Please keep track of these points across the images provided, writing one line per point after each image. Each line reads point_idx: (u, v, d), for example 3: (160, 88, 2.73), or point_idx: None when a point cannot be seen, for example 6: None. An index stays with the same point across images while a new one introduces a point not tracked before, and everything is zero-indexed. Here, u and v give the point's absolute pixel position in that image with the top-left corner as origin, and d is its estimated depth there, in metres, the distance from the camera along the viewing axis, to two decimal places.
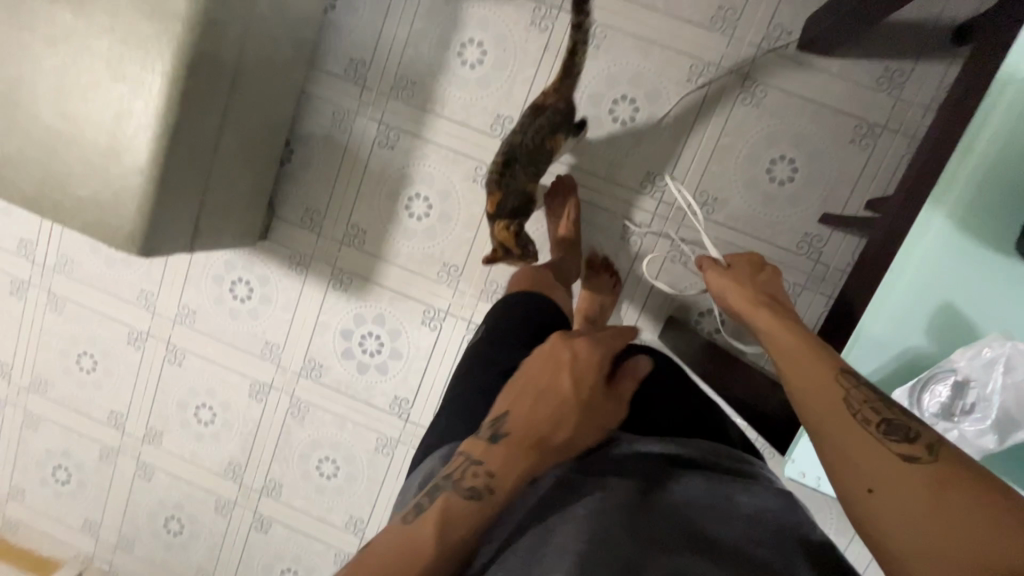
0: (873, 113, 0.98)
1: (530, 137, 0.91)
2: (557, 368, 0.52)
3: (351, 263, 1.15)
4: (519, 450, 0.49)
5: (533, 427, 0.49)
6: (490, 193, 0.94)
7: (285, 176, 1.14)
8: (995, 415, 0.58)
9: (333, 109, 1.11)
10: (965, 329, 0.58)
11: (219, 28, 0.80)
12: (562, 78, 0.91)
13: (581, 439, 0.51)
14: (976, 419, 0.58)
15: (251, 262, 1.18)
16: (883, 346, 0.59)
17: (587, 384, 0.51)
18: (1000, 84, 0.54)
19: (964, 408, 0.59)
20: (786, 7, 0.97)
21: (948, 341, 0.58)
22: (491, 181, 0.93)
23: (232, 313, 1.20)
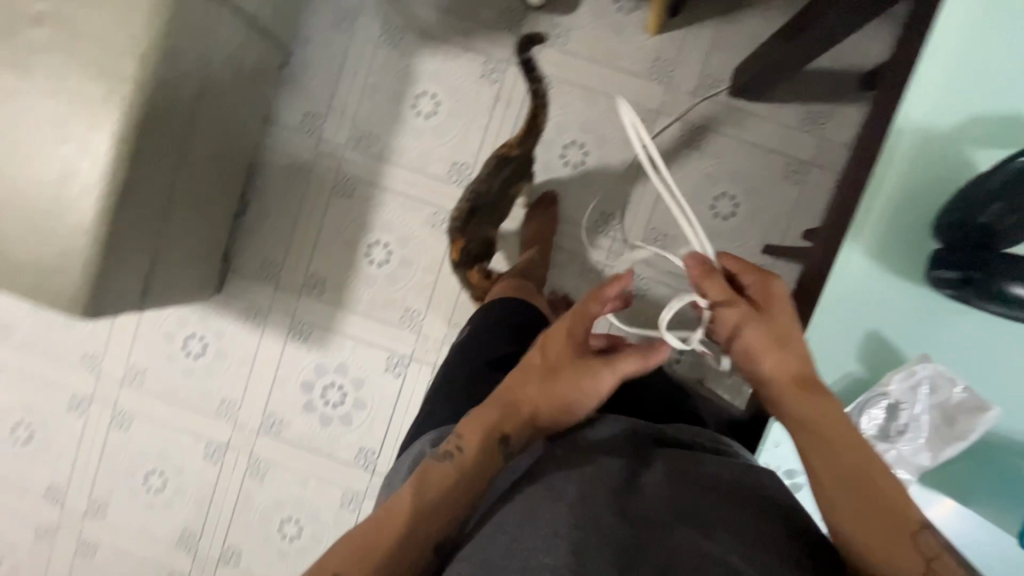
0: (801, 152, 1.06)
1: (497, 186, 0.95)
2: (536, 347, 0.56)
3: (311, 313, 1.13)
4: (490, 415, 0.53)
5: (510, 405, 0.54)
6: (453, 240, 0.97)
7: (240, 228, 1.13)
8: (926, 434, 0.61)
9: (289, 160, 1.11)
10: (894, 348, 0.62)
11: (168, 87, 0.80)
12: (527, 133, 0.94)
13: (551, 405, 0.53)
14: (909, 438, 0.62)
15: (206, 317, 1.14)
16: (825, 366, 0.63)
17: (555, 356, 0.56)
18: (896, 132, 0.59)
19: (898, 428, 0.62)
20: (716, 59, 1.05)
21: (881, 362, 0.62)
22: (454, 228, 0.97)
23: (184, 371, 1.15)
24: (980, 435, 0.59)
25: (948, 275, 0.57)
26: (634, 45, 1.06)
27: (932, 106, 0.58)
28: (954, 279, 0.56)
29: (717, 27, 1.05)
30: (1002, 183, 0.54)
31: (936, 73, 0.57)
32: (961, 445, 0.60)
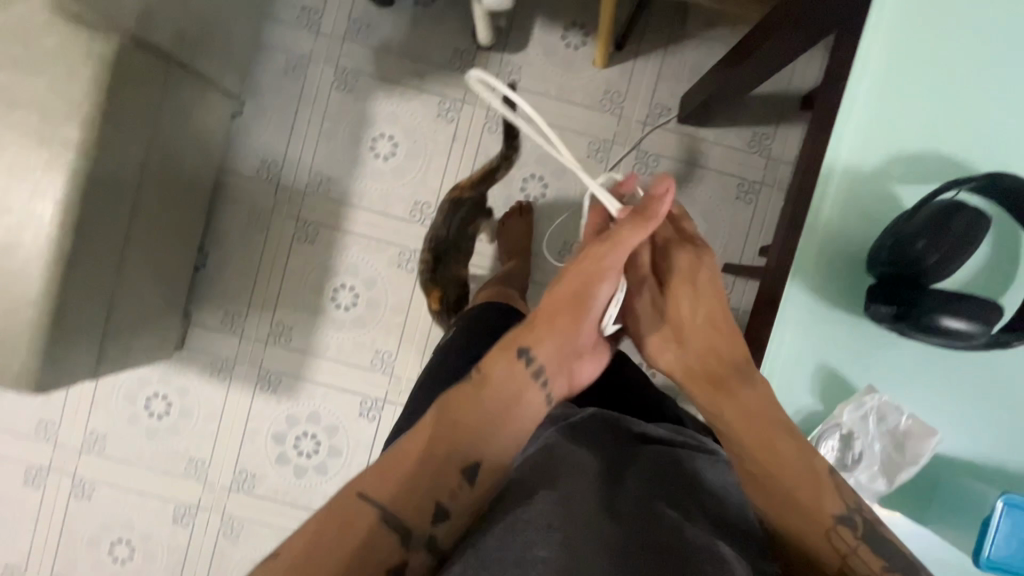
0: (751, 173, 1.10)
1: (453, 230, 0.98)
2: (567, 278, 0.54)
3: (278, 363, 1.11)
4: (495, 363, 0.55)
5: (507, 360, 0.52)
6: (429, 292, 0.98)
7: (200, 280, 1.11)
8: (881, 460, 0.61)
9: (247, 209, 1.10)
10: None
11: (114, 149, 0.78)
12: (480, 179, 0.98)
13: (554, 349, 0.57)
14: (866, 466, 0.62)
15: (168, 374, 1.11)
16: None
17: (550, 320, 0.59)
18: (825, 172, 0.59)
19: (854, 457, 0.62)
20: (663, 88, 1.09)
21: None
22: (426, 281, 0.98)
23: (148, 433, 1.11)
24: (931, 456, 0.59)
25: (885, 309, 0.56)
26: (584, 78, 1.09)
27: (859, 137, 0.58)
28: (891, 313, 0.56)
29: (662, 56, 1.08)
30: (928, 218, 0.55)
31: (859, 109, 0.58)
32: (915, 468, 0.60)
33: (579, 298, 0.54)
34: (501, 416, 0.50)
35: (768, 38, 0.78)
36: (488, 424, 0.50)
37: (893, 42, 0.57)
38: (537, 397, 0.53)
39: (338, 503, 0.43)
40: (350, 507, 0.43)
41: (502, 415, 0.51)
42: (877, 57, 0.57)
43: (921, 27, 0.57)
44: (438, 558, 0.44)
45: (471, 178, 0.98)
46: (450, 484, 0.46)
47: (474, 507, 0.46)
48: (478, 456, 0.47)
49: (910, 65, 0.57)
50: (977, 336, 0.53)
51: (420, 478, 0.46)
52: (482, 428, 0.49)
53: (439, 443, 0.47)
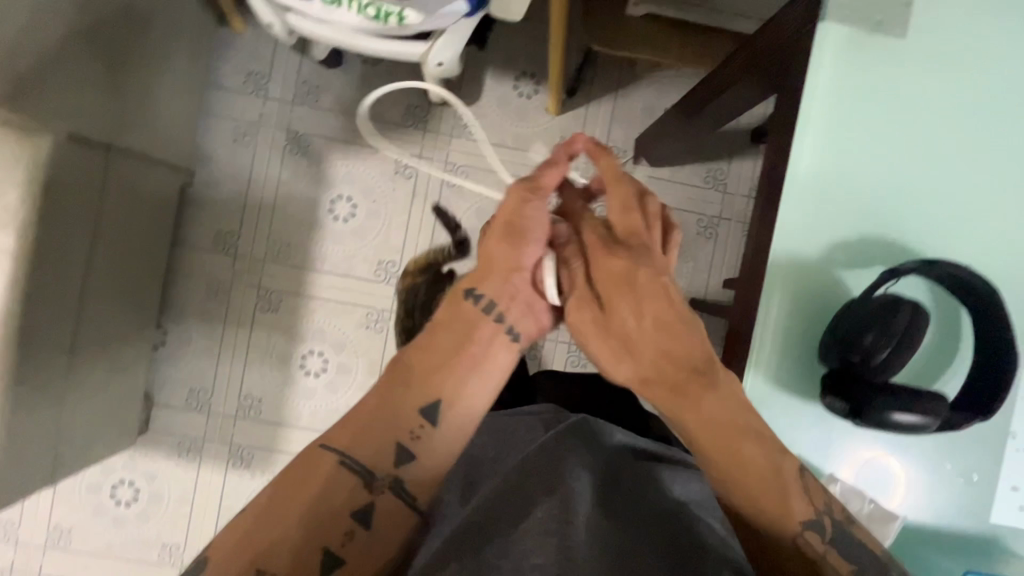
0: (708, 208, 1.12)
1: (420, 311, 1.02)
2: (496, 216, 0.58)
3: (250, 437, 1.07)
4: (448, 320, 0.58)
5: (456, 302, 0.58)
6: None
7: (160, 358, 1.07)
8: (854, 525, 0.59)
9: (205, 282, 1.07)
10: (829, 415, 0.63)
11: (55, 251, 0.75)
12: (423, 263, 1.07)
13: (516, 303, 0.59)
14: None
15: (133, 460, 1.06)
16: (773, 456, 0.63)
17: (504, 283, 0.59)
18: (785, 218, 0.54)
19: None
20: (617, 131, 1.10)
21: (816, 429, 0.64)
22: None
23: (116, 522, 1.06)
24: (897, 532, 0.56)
25: (842, 405, 0.51)
26: (539, 126, 1.09)
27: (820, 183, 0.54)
28: (847, 410, 0.51)
29: (614, 99, 1.10)
30: (878, 305, 0.50)
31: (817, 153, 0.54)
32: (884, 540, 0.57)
33: (514, 232, 0.57)
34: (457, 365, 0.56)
35: (722, 90, 0.78)
36: (440, 369, 0.56)
37: (834, 105, 0.53)
38: (494, 331, 0.58)
39: (305, 459, 0.53)
40: (313, 457, 0.52)
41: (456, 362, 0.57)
42: (817, 122, 0.53)
43: (865, 85, 0.53)
44: (403, 497, 0.54)
45: (417, 263, 1.07)
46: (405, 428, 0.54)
47: (432, 446, 0.55)
48: (431, 399, 0.55)
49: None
50: (930, 426, 0.49)
51: (373, 425, 0.54)
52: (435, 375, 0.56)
53: (389, 398, 0.55)
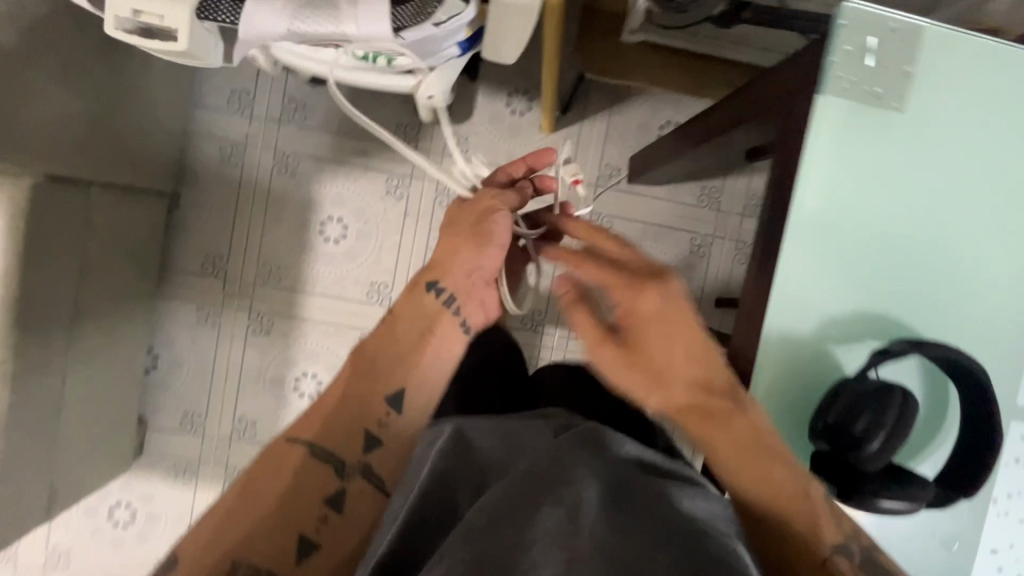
0: (704, 226, 1.12)
1: None
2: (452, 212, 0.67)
3: (246, 459, 1.08)
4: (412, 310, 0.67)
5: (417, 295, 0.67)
6: None
7: (152, 383, 1.06)
8: None
9: (195, 306, 1.05)
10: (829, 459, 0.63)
11: (40, 294, 0.74)
12: None
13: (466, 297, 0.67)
14: None
15: (130, 483, 1.07)
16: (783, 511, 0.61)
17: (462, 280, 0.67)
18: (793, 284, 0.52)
19: None
20: (611, 149, 1.09)
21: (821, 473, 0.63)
22: None
23: (115, 543, 1.07)
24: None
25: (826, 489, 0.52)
26: (532, 145, 1.08)
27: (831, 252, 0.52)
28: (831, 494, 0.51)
29: (609, 117, 1.08)
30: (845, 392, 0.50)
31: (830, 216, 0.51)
32: None
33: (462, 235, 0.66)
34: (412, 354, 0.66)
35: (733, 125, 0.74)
36: (404, 358, 0.65)
37: (839, 169, 0.50)
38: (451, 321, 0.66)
39: (276, 451, 0.59)
40: (282, 449, 0.59)
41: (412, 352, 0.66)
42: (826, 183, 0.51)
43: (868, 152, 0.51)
44: (371, 480, 0.59)
45: None
46: (366, 420, 0.62)
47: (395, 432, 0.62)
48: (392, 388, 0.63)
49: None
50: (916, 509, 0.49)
51: (338, 416, 0.62)
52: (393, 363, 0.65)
53: (352, 389, 0.63)
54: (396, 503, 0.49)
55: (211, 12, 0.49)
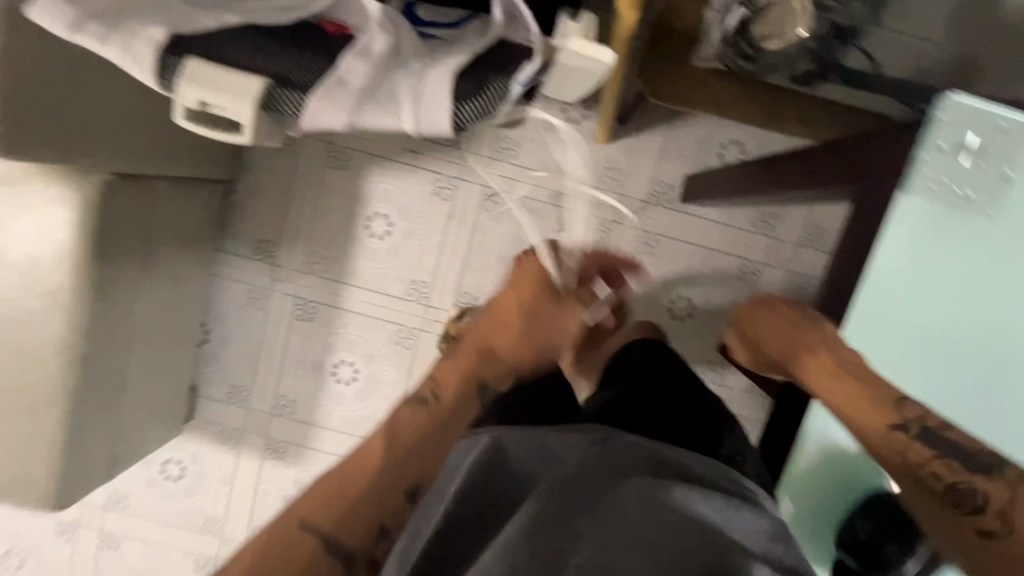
0: (755, 253, 1.07)
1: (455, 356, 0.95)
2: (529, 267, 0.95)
3: (284, 433, 1.15)
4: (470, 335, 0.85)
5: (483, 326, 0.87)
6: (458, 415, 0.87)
7: (204, 354, 1.13)
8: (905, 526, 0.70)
9: (245, 288, 1.10)
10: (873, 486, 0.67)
11: (110, 282, 0.79)
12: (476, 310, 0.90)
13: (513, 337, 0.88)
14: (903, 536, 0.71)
15: (181, 442, 1.16)
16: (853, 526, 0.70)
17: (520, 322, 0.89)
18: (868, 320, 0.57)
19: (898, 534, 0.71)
20: (667, 164, 1.05)
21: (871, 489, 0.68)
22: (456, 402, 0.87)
23: (166, 493, 1.18)
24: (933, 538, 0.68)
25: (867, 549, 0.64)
26: (584, 154, 1.04)
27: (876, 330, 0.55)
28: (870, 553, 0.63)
29: (668, 131, 1.03)
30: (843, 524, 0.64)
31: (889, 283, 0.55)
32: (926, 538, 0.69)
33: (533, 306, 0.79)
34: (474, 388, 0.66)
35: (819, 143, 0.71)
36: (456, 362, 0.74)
37: None
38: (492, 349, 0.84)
39: (284, 533, 0.51)
40: (298, 537, 0.50)
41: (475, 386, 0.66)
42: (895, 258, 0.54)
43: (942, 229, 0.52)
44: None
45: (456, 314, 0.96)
46: (445, 442, 0.59)
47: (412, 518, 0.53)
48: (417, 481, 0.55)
49: (919, 281, 0.53)
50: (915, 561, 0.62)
51: (361, 495, 0.53)
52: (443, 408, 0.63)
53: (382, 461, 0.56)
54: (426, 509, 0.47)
55: (276, 102, 0.48)
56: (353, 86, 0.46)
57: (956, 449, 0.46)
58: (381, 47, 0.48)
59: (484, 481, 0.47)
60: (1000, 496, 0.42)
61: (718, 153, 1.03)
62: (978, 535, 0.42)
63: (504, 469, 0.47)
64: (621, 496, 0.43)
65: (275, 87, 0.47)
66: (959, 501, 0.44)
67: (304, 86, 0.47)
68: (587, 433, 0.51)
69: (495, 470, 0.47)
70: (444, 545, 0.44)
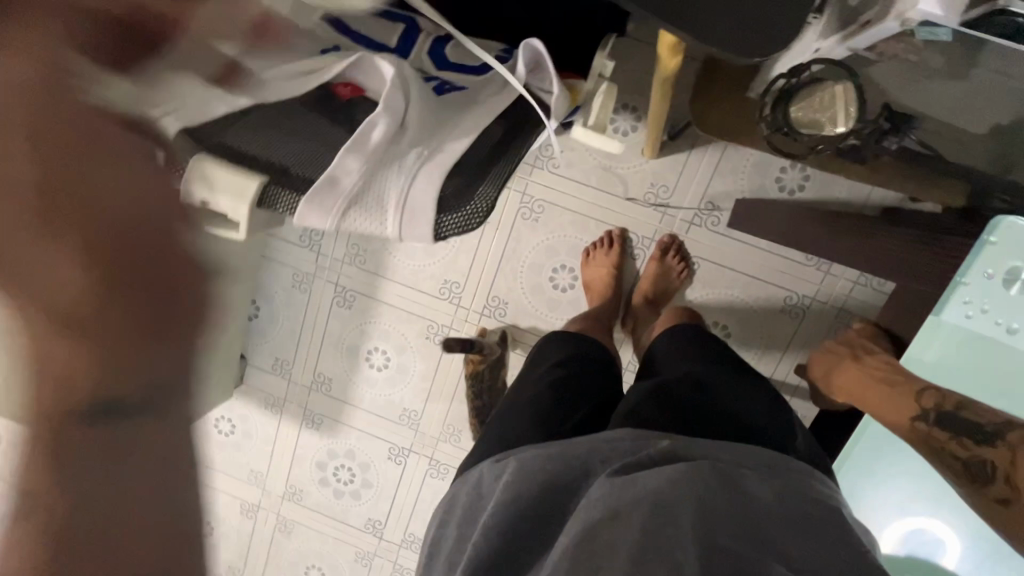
0: (803, 286, 1.00)
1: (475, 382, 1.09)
2: None
3: (322, 407, 1.24)
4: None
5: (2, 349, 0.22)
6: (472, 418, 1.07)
7: (253, 328, 1.22)
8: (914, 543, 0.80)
9: (292, 273, 1.16)
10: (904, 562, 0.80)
11: None
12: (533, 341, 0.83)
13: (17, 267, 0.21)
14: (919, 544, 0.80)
15: (232, 403, 1.27)
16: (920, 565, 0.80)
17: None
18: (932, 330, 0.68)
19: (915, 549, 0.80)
20: (718, 183, 0.98)
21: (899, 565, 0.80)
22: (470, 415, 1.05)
23: (218, 445, 1.31)
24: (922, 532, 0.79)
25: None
26: (629, 168, 1.00)
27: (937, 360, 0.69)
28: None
29: (723, 149, 0.96)
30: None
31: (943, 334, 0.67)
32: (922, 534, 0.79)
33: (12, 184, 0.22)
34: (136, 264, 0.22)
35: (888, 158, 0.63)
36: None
37: None
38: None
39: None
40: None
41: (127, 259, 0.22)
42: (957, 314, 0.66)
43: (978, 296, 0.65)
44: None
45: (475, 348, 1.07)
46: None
47: None
48: None
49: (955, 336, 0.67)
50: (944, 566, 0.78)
51: None
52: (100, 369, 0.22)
53: None
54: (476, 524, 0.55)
55: (270, 200, 0.43)
56: (345, 190, 0.41)
57: (975, 430, 0.59)
58: (380, 133, 0.42)
59: (527, 489, 0.52)
60: (1005, 463, 0.56)
61: (775, 177, 0.96)
62: (1000, 503, 0.57)
63: (542, 480, 0.52)
64: (637, 487, 0.48)
65: (270, 183, 0.43)
66: (978, 469, 0.58)
67: (299, 185, 0.42)
68: (619, 437, 0.55)
69: (527, 480, 0.52)
70: (502, 556, 0.50)
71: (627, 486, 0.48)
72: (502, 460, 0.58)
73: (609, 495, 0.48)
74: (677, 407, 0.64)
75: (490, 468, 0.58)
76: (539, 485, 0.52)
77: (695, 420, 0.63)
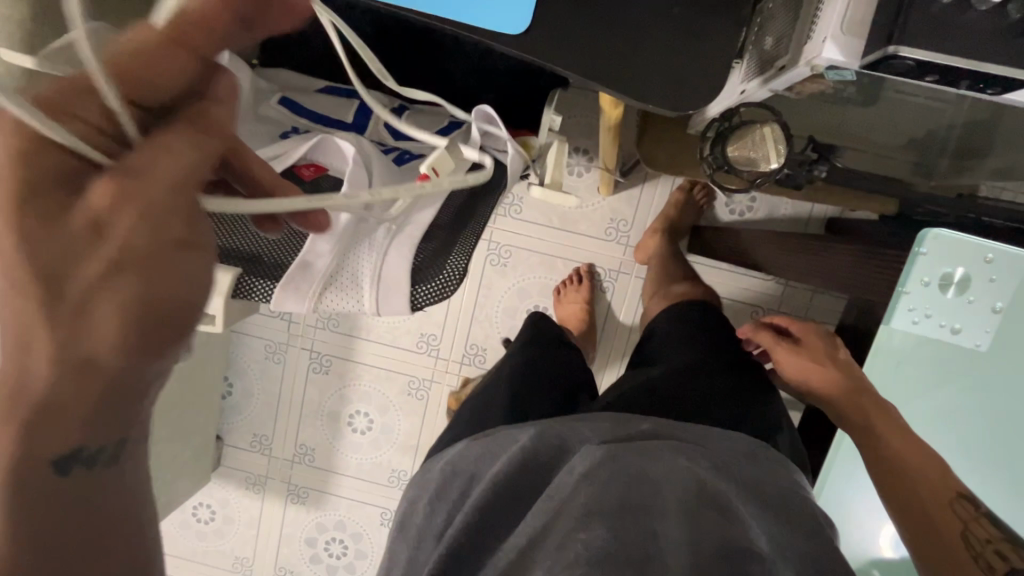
0: (766, 299, 1.03)
1: None
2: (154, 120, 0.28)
3: (305, 479, 1.19)
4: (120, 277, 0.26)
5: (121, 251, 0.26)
6: None
7: (228, 407, 1.18)
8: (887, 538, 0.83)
9: (264, 343, 1.14)
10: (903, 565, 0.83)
11: None
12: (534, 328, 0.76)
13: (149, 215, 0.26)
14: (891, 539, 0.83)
15: (210, 489, 1.21)
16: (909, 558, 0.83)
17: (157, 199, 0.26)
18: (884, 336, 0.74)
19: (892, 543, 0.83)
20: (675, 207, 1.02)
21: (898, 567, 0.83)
22: None
23: (198, 535, 1.24)
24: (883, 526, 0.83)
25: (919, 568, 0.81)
26: (588, 207, 1.04)
27: (890, 364, 0.77)
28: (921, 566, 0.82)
29: (671, 182, 1.02)
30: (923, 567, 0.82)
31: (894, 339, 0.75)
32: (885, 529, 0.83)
33: (25, 148, 0.25)
34: (188, 241, 0.27)
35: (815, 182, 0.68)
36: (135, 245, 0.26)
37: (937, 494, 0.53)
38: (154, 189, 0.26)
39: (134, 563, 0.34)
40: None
41: (187, 241, 0.27)
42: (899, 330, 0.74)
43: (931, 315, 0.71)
44: None
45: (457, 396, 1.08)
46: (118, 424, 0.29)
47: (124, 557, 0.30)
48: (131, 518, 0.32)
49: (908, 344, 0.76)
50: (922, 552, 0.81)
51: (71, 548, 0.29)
52: (139, 339, 0.27)
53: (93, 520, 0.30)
54: (456, 491, 0.54)
55: (243, 290, 0.46)
56: (318, 272, 0.45)
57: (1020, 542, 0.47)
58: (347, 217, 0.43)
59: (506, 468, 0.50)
60: None
61: (725, 202, 1.02)
62: None
63: (534, 477, 0.50)
64: (612, 468, 0.46)
65: (244, 273, 0.46)
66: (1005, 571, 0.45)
67: (273, 273, 0.45)
68: (600, 423, 0.56)
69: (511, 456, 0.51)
70: None
71: (607, 458, 0.48)
72: (495, 434, 0.57)
73: (584, 476, 0.46)
74: (670, 401, 0.64)
75: (478, 443, 0.58)
76: (524, 463, 0.50)
77: (691, 407, 0.64)
